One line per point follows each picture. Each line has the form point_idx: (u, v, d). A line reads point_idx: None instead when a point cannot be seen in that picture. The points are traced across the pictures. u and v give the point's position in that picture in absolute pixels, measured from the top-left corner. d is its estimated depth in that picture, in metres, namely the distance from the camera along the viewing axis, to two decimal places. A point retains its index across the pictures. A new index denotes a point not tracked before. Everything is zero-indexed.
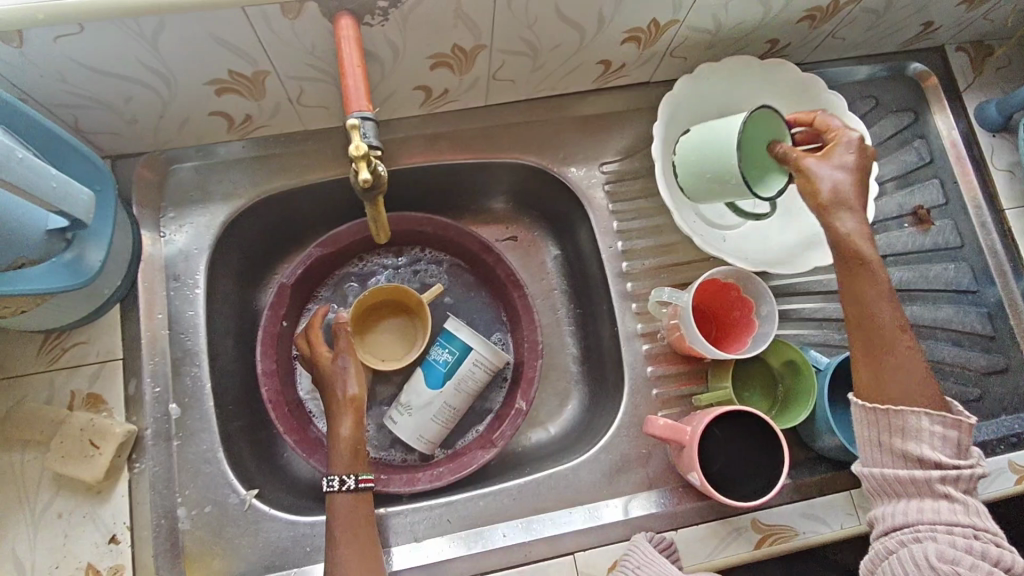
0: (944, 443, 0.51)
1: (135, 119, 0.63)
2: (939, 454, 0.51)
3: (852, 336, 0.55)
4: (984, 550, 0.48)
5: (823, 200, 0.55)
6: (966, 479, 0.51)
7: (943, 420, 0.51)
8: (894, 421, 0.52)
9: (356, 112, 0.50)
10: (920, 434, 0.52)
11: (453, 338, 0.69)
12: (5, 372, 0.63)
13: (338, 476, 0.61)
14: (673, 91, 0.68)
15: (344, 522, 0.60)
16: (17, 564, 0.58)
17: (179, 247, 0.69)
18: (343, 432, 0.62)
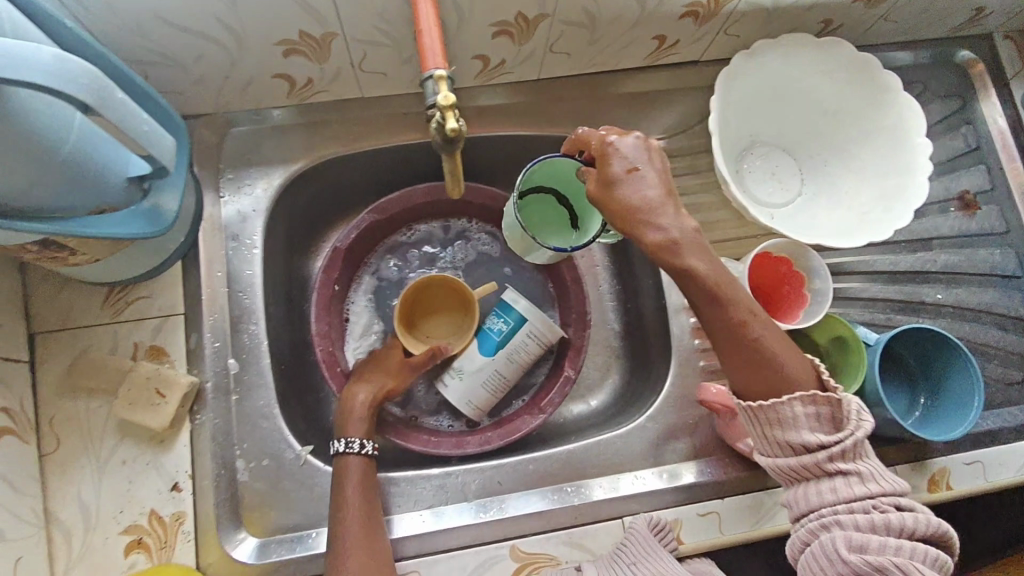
0: (817, 422, 0.53)
1: (201, 78, 0.63)
2: (812, 435, 0.53)
3: (731, 358, 0.55)
4: (882, 521, 0.49)
5: (628, 221, 0.53)
6: (839, 455, 0.52)
7: (801, 399, 0.53)
8: (770, 415, 0.54)
9: (433, 69, 0.50)
10: (792, 421, 0.54)
11: (510, 310, 0.69)
12: (70, 323, 0.63)
13: (358, 441, 0.64)
14: (731, 66, 0.70)
15: (357, 486, 0.62)
16: (83, 507, 0.60)
17: (236, 209, 0.70)
18: (360, 398, 0.67)
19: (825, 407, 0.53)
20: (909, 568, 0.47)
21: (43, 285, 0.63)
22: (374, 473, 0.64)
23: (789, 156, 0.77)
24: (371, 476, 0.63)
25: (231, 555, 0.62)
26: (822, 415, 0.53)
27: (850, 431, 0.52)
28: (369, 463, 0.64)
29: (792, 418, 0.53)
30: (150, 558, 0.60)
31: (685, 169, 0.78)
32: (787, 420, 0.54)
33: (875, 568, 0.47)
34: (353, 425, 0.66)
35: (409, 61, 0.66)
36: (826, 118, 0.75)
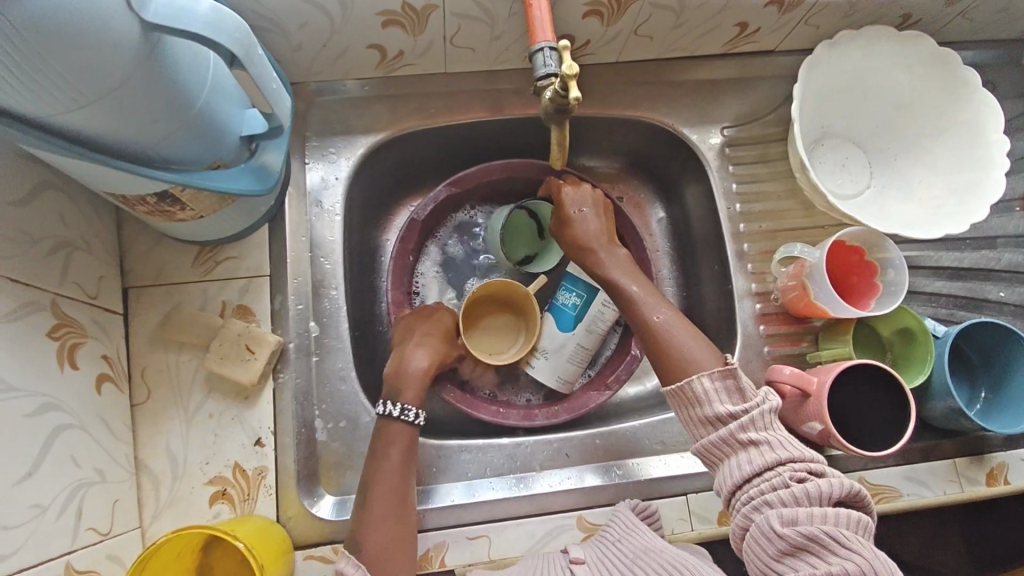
0: (726, 395, 0.55)
1: (301, 46, 0.65)
2: (724, 406, 0.54)
3: (658, 358, 0.60)
4: (805, 491, 0.49)
5: (579, 244, 0.68)
6: (748, 424, 0.53)
7: (708, 375, 0.56)
8: (688, 394, 0.56)
9: (543, 42, 0.54)
10: (702, 398, 0.55)
11: (578, 282, 0.73)
12: (162, 278, 0.65)
13: (411, 408, 0.62)
14: (814, 54, 0.71)
15: (397, 456, 0.61)
16: (171, 457, 0.62)
17: (320, 176, 0.72)
18: (418, 363, 0.66)
19: (730, 380, 0.56)
20: (838, 537, 0.46)
21: (138, 241, 0.65)
22: (414, 443, 0.63)
23: (860, 150, 0.78)
24: (408, 444, 0.62)
25: (311, 512, 0.63)
26: (731, 389, 0.56)
27: (753, 402, 0.54)
28: (412, 432, 0.62)
29: (702, 395, 0.55)
30: (233, 510, 0.61)
31: (755, 158, 0.79)
32: (698, 398, 0.56)
33: (806, 539, 0.46)
34: (409, 392, 0.64)
35: (499, 37, 0.68)
36: (897, 113, 0.76)
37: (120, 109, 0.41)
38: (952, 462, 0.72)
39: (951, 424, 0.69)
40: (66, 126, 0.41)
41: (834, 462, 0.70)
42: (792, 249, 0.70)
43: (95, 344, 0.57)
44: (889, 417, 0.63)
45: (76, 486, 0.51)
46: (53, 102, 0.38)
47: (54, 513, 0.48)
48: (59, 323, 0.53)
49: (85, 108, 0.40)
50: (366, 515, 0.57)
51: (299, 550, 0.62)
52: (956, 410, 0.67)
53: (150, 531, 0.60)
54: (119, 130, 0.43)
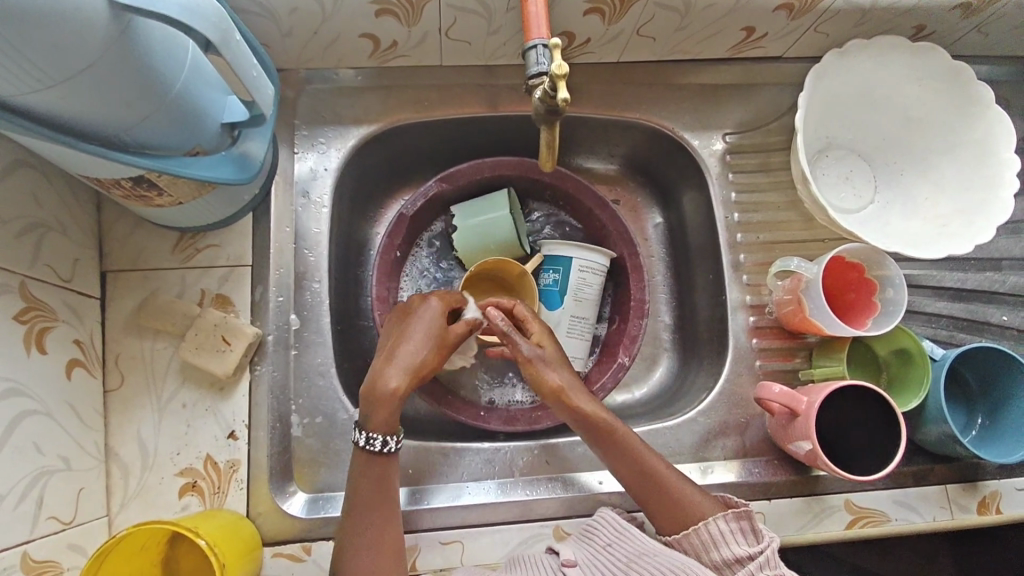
0: (742, 536, 0.56)
1: (291, 31, 0.63)
2: (740, 548, 0.55)
3: (652, 502, 0.60)
4: None
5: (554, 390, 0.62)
6: (765, 564, 0.53)
7: (723, 516, 0.57)
8: (693, 539, 0.57)
9: (536, 39, 0.52)
10: (716, 540, 0.56)
11: (552, 259, 0.72)
12: (140, 264, 0.63)
13: (381, 437, 0.57)
14: (821, 63, 0.69)
15: (376, 484, 0.58)
16: (141, 447, 0.60)
17: (308, 166, 0.70)
18: (393, 385, 0.58)
19: (744, 521, 0.57)
20: None
21: (118, 225, 0.64)
22: (393, 467, 0.59)
23: (865, 163, 0.76)
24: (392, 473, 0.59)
25: (282, 509, 0.62)
26: (745, 529, 0.56)
27: (767, 542, 0.54)
28: (393, 457, 0.58)
29: (717, 537, 0.56)
30: (202, 503, 0.60)
31: (756, 167, 0.77)
32: (711, 540, 0.56)
33: None
34: (375, 416, 0.57)
35: (496, 32, 0.66)
36: (904, 126, 0.74)
37: (89, 92, 0.40)
38: (944, 487, 0.70)
39: (944, 449, 0.67)
40: (32, 107, 0.39)
41: (821, 482, 0.68)
42: (789, 262, 0.67)
43: (66, 329, 0.56)
44: (881, 441, 0.61)
45: (38, 474, 0.50)
46: (16, 82, 0.36)
47: (12, 501, 0.47)
48: (27, 306, 0.51)
49: (49, 88, 0.38)
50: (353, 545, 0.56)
51: (268, 547, 0.61)
52: (950, 437, 0.65)
53: (117, 521, 0.59)
54: (89, 113, 0.41)
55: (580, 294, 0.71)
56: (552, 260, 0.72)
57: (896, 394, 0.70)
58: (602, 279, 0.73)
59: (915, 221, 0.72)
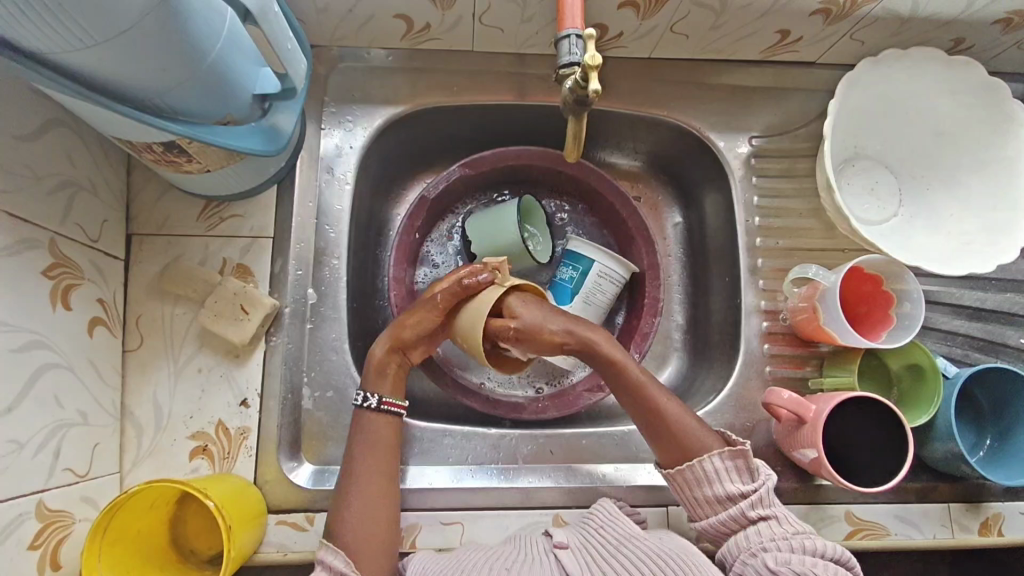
0: (736, 474, 0.59)
1: (327, 8, 0.64)
2: (734, 486, 0.58)
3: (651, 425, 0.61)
4: (803, 545, 0.54)
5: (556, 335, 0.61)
6: (758, 502, 0.57)
7: (720, 454, 0.59)
8: (692, 475, 0.59)
9: (570, 29, 0.52)
10: (711, 477, 0.59)
11: (577, 257, 0.72)
12: (165, 229, 0.65)
13: (366, 392, 0.62)
14: (856, 70, 0.68)
15: (367, 450, 0.60)
16: (156, 408, 0.62)
17: (335, 143, 0.71)
18: (377, 352, 0.63)
19: (739, 459, 0.59)
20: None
21: (146, 189, 0.65)
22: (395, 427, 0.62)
23: (892, 175, 0.75)
24: (385, 436, 0.61)
25: (289, 479, 0.63)
26: (739, 467, 0.59)
27: (762, 481, 0.58)
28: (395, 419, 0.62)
29: (711, 473, 0.59)
30: (212, 466, 0.62)
31: (780, 172, 0.76)
32: (707, 476, 0.59)
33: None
34: (371, 375, 0.63)
35: (529, 20, 0.66)
36: (935, 140, 0.73)
37: (128, 56, 0.41)
38: (947, 505, 0.69)
39: (948, 468, 0.67)
40: (72, 66, 0.40)
41: (823, 491, 0.68)
42: (807, 270, 0.68)
43: (91, 287, 0.57)
44: (889, 453, 0.60)
45: (57, 425, 0.51)
46: (58, 39, 0.37)
47: (32, 450, 0.49)
48: (55, 262, 0.52)
49: (90, 49, 0.39)
50: (347, 494, 0.58)
51: (273, 514, 0.62)
52: (957, 455, 0.65)
53: (129, 478, 0.60)
54: (126, 76, 0.42)
55: (594, 293, 0.72)
56: (574, 256, 0.72)
57: (905, 409, 0.69)
58: (616, 288, 0.73)
59: (940, 237, 0.71)
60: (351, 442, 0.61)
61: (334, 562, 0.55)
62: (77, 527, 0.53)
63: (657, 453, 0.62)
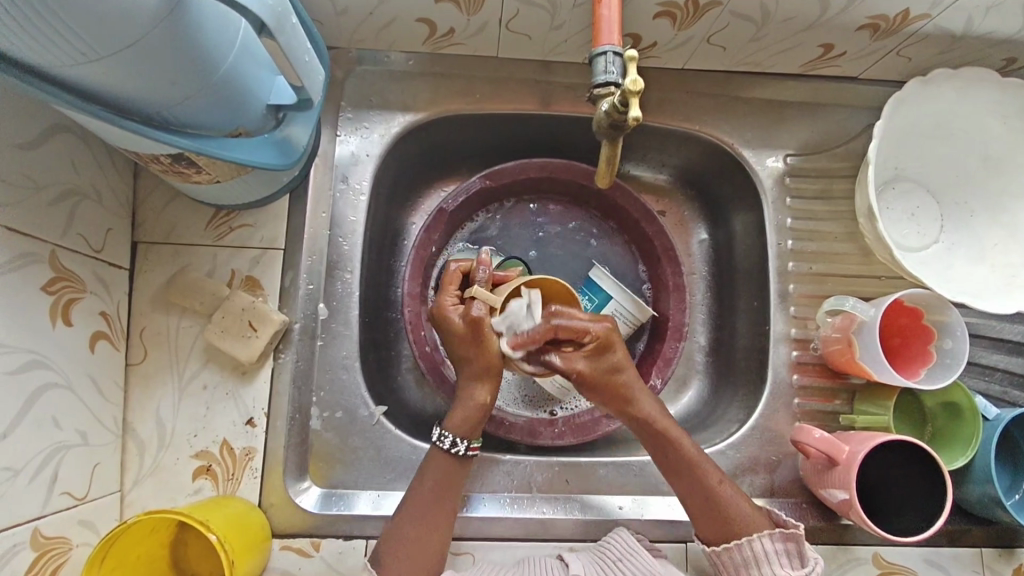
0: (786, 559, 0.55)
1: (347, 10, 0.61)
2: (783, 570, 0.54)
3: (693, 500, 0.57)
4: None
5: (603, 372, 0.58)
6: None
7: (770, 534, 0.55)
8: (739, 557, 0.55)
9: (606, 45, 0.49)
10: (759, 559, 0.55)
11: (597, 289, 0.71)
12: (172, 238, 0.62)
13: (451, 437, 0.58)
14: (904, 91, 0.64)
15: (434, 484, 0.57)
16: (159, 425, 0.59)
17: (351, 150, 0.68)
18: (478, 398, 0.58)
19: (791, 543, 0.55)
20: None
21: (153, 196, 0.62)
22: (464, 473, 0.59)
23: (934, 200, 0.71)
24: (457, 477, 0.58)
25: (295, 502, 0.61)
26: (790, 551, 0.55)
27: (814, 566, 0.53)
28: (459, 463, 0.58)
29: (760, 556, 0.55)
30: (215, 487, 0.59)
31: (816, 193, 0.72)
32: (756, 559, 0.55)
33: None
34: (454, 415, 0.59)
35: (559, 27, 0.62)
36: (982, 165, 0.69)
37: (133, 71, 0.38)
38: (979, 548, 0.66)
39: (983, 511, 0.64)
40: (75, 81, 0.37)
41: (850, 531, 0.65)
42: (843, 302, 0.64)
43: (94, 300, 0.55)
44: (927, 499, 0.57)
45: (55, 449, 0.49)
46: (56, 52, 0.34)
47: (28, 476, 0.46)
48: (56, 277, 0.50)
49: (90, 63, 0.36)
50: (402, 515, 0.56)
51: (277, 539, 0.60)
52: (994, 499, 0.61)
53: (129, 498, 0.58)
54: (130, 91, 0.39)
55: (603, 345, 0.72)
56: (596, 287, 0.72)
57: (939, 449, 0.66)
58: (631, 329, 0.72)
59: (983, 268, 0.68)
60: (423, 469, 0.58)
61: None
62: (75, 552, 0.51)
63: (709, 533, 0.57)
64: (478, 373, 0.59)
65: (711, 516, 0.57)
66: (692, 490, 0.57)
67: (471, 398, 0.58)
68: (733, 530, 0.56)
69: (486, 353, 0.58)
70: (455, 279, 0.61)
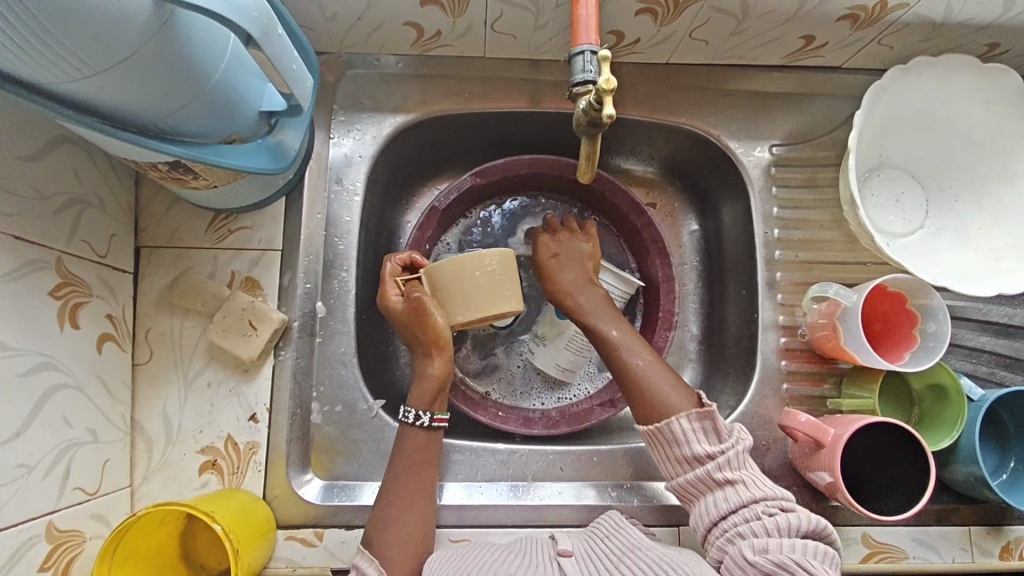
0: (704, 435, 0.57)
1: (336, 17, 0.62)
2: (701, 445, 0.56)
3: (631, 393, 0.61)
4: (776, 523, 0.51)
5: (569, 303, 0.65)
6: (725, 464, 0.55)
7: (687, 415, 0.57)
8: (664, 436, 0.58)
9: (584, 44, 0.51)
10: (680, 440, 0.57)
11: None
12: (174, 241, 0.64)
13: (416, 411, 0.60)
14: (884, 79, 0.65)
15: (408, 470, 0.59)
16: (166, 423, 0.62)
17: (344, 152, 0.69)
18: (432, 371, 0.61)
19: (707, 421, 0.57)
20: (802, 562, 0.48)
21: (155, 201, 0.64)
22: (435, 445, 0.61)
23: (919, 186, 0.72)
24: (428, 455, 0.60)
25: (297, 494, 0.63)
26: (708, 428, 0.57)
27: (730, 442, 0.56)
28: (438, 435, 0.61)
29: (681, 436, 0.57)
30: (221, 481, 0.62)
31: (801, 182, 0.73)
32: (677, 438, 0.57)
33: (775, 566, 0.48)
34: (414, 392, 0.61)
35: (543, 27, 0.64)
36: (965, 150, 0.70)
37: (128, 83, 0.39)
38: (967, 527, 0.68)
39: (971, 491, 0.65)
40: (74, 96, 0.39)
41: (839, 512, 0.67)
42: (827, 289, 0.65)
43: (100, 304, 0.57)
44: (911, 479, 0.59)
45: (66, 446, 0.52)
46: (53, 69, 0.36)
47: (40, 472, 0.49)
48: (63, 282, 0.52)
49: (85, 79, 0.38)
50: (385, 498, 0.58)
51: (282, 530, 0.62)
52: (979, 479, 0.63)
53: (139, 492, 0.61)
54: (126, 104, 0.41)
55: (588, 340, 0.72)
56: None
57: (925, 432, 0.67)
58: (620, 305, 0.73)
59: (967, 253, 0.69)
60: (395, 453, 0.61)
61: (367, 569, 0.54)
62: (88, 544, 0.53)
63: (632, 414, 0.61)
64: (428, 350, 0.60)
65: (644, 399, 0.60)
66: (641, 399, 0.60)
67: (429, 371, 0.61)
68: (658, 413, 0.59)
69: (431, 328, 0.59)
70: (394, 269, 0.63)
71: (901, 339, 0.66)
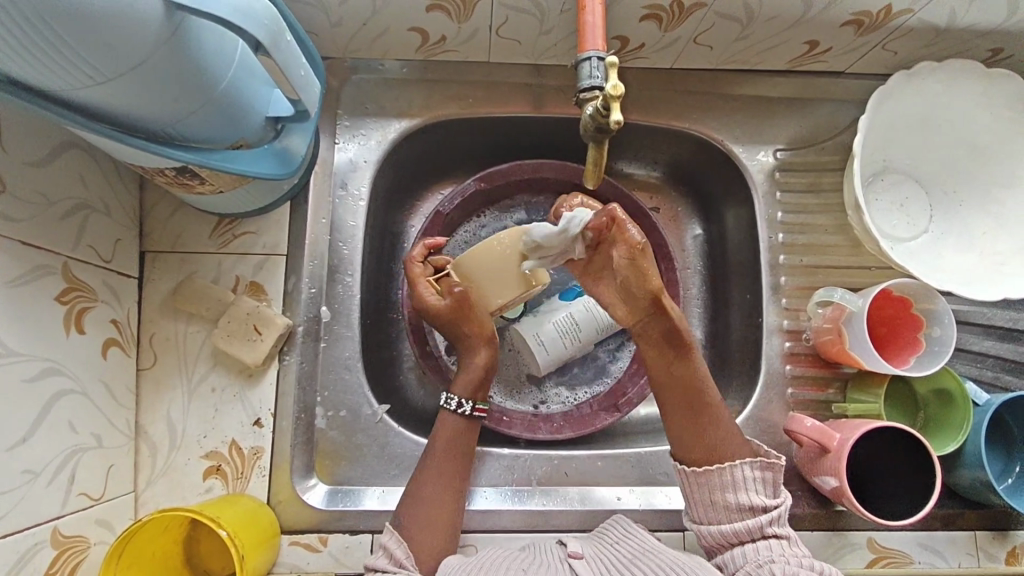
0: (761, 486, 0.56)
1: (341, 23, 0.63)
2: (758, 497, 0.56)
3: (677, 423, 0.59)
4: (811, 563, 0.52)
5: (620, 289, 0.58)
6: (776, 518, 0.55)
7: (751, 462, 0.56)
8: (712, 480, 0.56)
9: (592, 50, 0.51)
10: (737, 485, 0.56)
11: None
12: (179, 245, 0.64)
13: (457, 399, 0.61)
14: (888, 84, 0.65)
15: (444, 453, 0.60)
16: (170, 427, 0.62)
17: (349, 156, 0.70)
18: (479, 361, 0.62)
19: (768, 472, 0.57)
20: None
21: (159, 205, 0.64)
22: (471, 436, 0.61)
23: (922, 190, 0.72)
24: (465, 444, 0.61)
25: (302, 498, 0.63)
26: (766, 480, 0.57)
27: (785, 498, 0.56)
28: (473, 425, 0.61)
29: (738, 482, 0.56)
30: (225, 486, 0.61)
31: (805, 186, 0.73)
32: (734, 484, 0.56)
33: None
34: (459, 380, 0.62)
35: (548, 32, 0.64)
36: (968, 155, 0.70)
37: (137, 90, 0.39)
38: (973, 533, 0.68)
39: (977, 495, 0.65)
40: (84, 103, 0.39)
41: (844, 517, 0.67)
42: (832, 293, 0.66)
43: (105, 308, 0.57)
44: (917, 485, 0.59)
45: (72, 451, 0.51)
46: (63, 76, 0.36)
47: (46, 478, 0.48)
48: (69, 287, 0.52)
49: (95, 86, 0.38)
50: (418, 479, 0.59)
51: (286, 535, 0.62)
52: (985, 484, 0.63)
53: (143, 497, 0.60)
54: (135, 110, 0.41)
55: (578, 332, 0.71)
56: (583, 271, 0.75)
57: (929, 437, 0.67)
58: None
59: (971, 257, 0.69)
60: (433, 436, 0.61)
61: (396, 551, 0.54)
62: (93, 550, 0.53)
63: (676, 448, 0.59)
64: (474, 344, 0.62)
65: (696, 437, 0.58)
66: (693, 437, 0.58)
67: (475, 362, 0.62)
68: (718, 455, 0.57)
69: (479, 321, 0.61)
70: (417, 268, 0.64)
71: (906, 342, 0.66)
